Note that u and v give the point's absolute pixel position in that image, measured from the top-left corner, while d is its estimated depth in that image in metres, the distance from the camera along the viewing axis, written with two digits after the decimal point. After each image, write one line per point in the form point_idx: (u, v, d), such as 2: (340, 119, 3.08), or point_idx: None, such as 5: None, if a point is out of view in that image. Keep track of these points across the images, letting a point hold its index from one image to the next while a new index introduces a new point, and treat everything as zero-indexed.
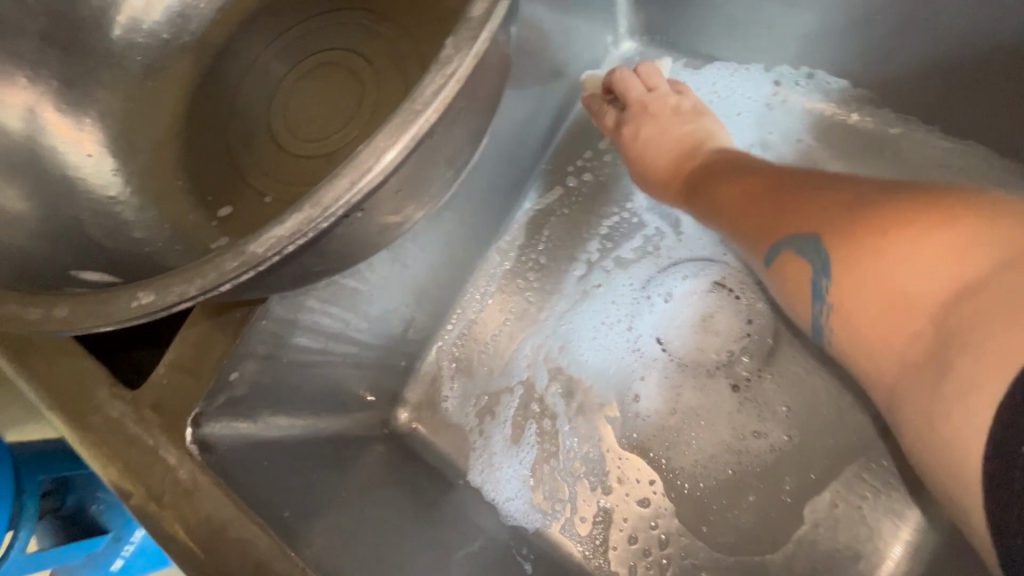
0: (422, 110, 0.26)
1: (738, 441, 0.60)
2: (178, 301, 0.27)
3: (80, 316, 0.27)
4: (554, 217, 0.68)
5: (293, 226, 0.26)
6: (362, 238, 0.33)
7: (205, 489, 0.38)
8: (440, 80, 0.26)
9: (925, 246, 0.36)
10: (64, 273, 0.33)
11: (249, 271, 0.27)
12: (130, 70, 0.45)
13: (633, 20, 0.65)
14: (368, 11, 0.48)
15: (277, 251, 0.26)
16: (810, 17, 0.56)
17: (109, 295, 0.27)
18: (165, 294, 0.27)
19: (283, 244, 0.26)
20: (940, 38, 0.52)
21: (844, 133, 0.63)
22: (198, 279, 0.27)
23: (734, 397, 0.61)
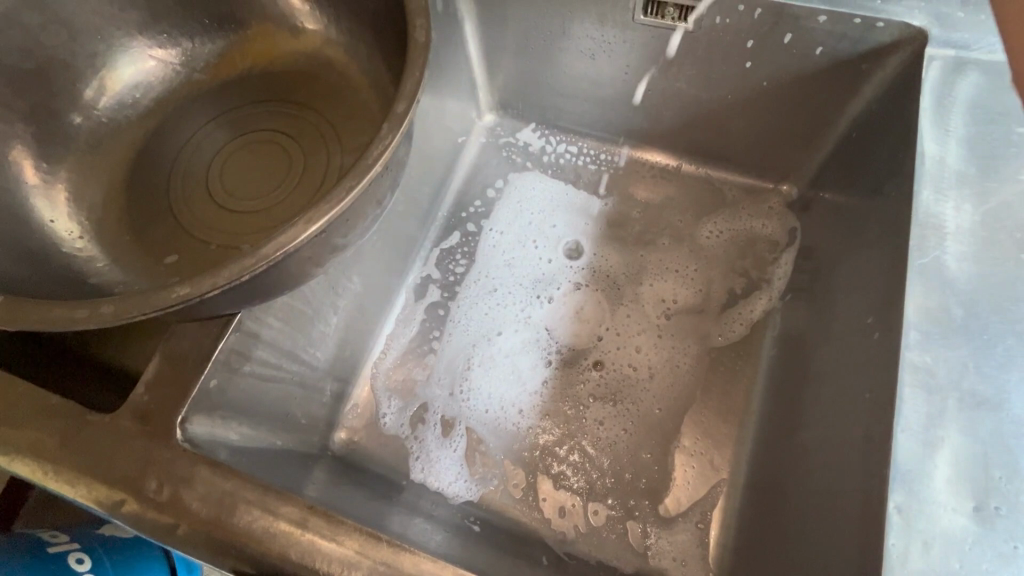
0: (373, 165, 0.38)
1: (564, 406, 0.76)
2: (211, 290, 0.36)
3: (127, 308, 0.34)
4: (448, 249, 0.84)
5: (295, 232, 0.37)
6: (324, 258, 0.44)
7: (199, 475, 0.43)
8: (382, 146, 0.38)
9: None
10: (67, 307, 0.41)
11: (262, 264, 0.36)
12: (74, 151, 0.51)
13: (490, 98, 0.87)
14: (290, 101, 0.56)
15: (285, 250, 0.36)
16: (612, 94, 0.80)
17: (150, 293, 0.35)
18: (199, 286, 0.36)
19: (289, 244, 0.36)
20: (688, 108, 0.78)
21: (650, 169, 0.87)
22: (226, 271, 0.36)
23: (576, 374, 0.77)
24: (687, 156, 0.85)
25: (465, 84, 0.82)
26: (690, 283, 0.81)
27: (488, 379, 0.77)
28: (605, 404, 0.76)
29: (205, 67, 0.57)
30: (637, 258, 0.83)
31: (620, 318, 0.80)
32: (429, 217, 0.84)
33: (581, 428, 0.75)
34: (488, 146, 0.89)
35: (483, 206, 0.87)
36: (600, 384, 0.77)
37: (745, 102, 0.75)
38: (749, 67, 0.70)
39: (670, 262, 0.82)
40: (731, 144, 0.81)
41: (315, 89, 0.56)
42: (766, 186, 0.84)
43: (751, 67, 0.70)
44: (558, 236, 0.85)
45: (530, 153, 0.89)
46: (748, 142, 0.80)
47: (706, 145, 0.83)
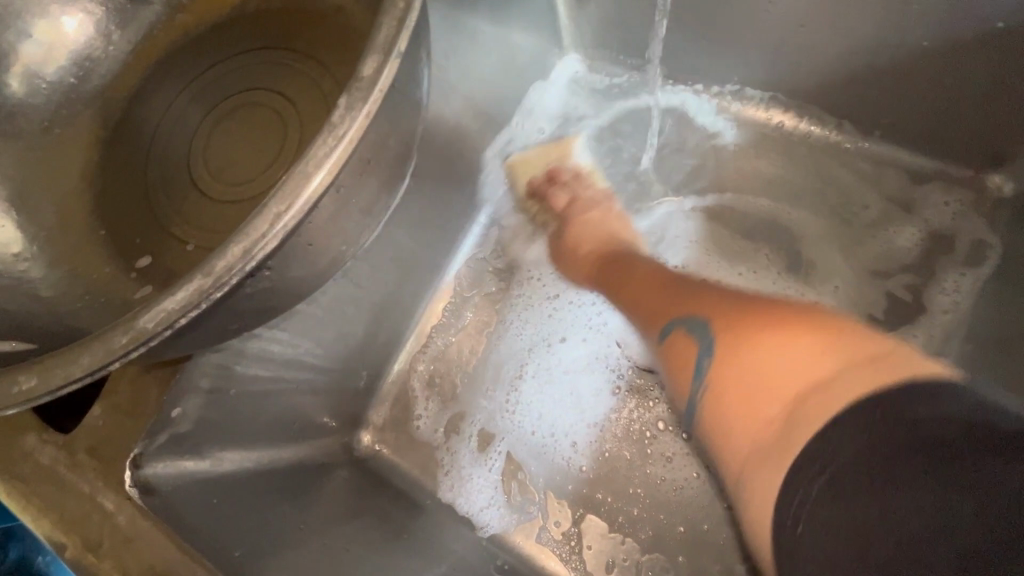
0: (312, 174, 0.25)
1: (633, 444, 0.61)
2: (65, 385, 0.25)
3: None
4: (506, 229, 0.68)
5: (184, 298, 0.25)
6: (289, 284, 0.32)
7: (147, 535, 0.36)
8: (330, 141, 0.26)
9: (792, 347, 0.34)
10: None
11: (140, 348, 0.26)
12: (32, 119, 0.41)
13: (574, 33, 0.66)
14: (290, 51, 0.45)
15: (169, 325, 0.26)
16: (742, 33, 0.57)
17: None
18: (49, 379, 0.26)
19: (173, 318, 0.25)
20: (855, 55, 0.54)
21: (778, 138, 0.64)
22: (85, 357, 0.25)
23: (654, 409, 0.62)
24: (840, 120, 0.61)
25: (540, 17, 0.62)
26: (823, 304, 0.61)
27: (542, 396, 0.64)
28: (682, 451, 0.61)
29: (190, 5, 0.46)
30: (748, 264, 0.63)
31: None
32: (488, 184, 0.67)
33: (652, 476, 0.60)
34: (563, 94, 0.69)
35: (556, 174, 0.69)
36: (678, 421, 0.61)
37: (940, 51, 0.51)
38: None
39: (792, 271, 0.62)
40: (918, 107, 0.56)
41: (319, 32, 0.45)
42: (951, 173, 0.59)
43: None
44: (650, 221, 0.66)
45: (615, 106, 0.69)
46: (938, 109, 0.55)
47: (869, 112, 0.59)
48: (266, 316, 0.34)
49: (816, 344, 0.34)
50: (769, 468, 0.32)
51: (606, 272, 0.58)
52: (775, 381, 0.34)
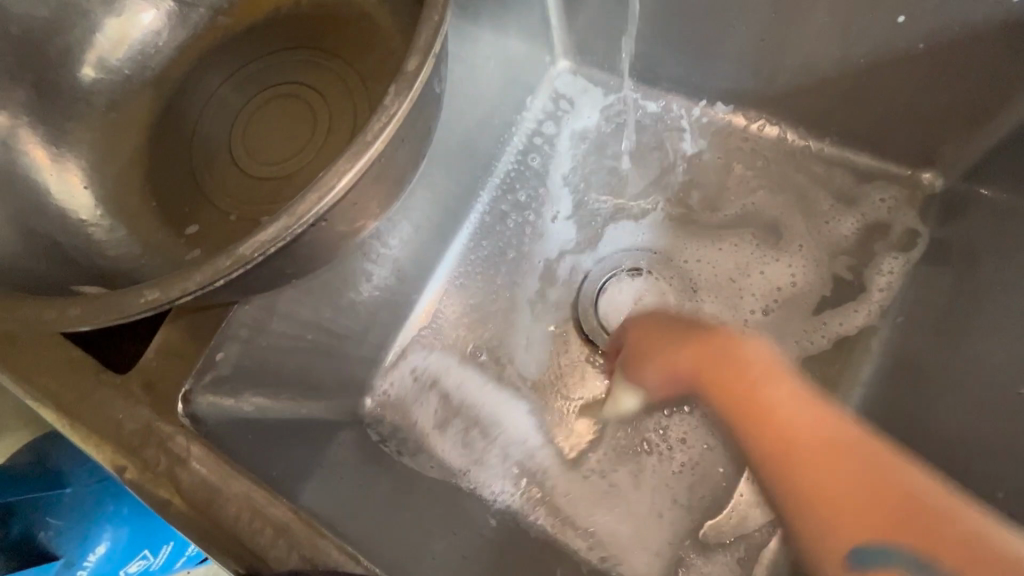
0: (371, 142, 0.33)
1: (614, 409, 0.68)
2: (181, 296, 0.33)
3: (94, 314, 0.33)
4: (500, 216, 0.75)
5: (273, 232, 0.33)
6: (327, 242, 0.39)
7: (199, 454, 0.42)
8: (384, 118, 0.33)
9: (837, 472, 0.45)
10: (67, 290, 0.40)
11: (239, 268, 0.34)
12: (94, 106, 0.49)
13: (565, 41, 0.74)
14: (318, 50, 0.52)
15: (262, 251, 0.33)
16: (712, 45, 0.66)
17: (117, 297, 0.33)
18: (169, 291, 0.33)
19: (266, 246, 0.33)
20: (806, 66, 0.63)
21: (744, 138, 0.73)
22: (197, 275, 0.33)
23: (631, 377, 0.69)
24: (796, 123, 0.70)
25: (535, 26, 0.70)
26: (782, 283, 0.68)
27: (532, 366, 0.70)
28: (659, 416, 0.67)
29: (230, 10, 0.53)
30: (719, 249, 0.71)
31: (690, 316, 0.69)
32: (484, 176, 0.74)
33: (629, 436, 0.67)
34: (552, 95, 0.77)
35: (545, 165, 0.76)
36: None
37: (875, 62, 0.60)
38: (902, 23, 0.56)
39: (757, 257, 0.70)
40: (860, 111, 0.65)
41: (343, 34, 0.52)
42: (890, 171, 0.68)
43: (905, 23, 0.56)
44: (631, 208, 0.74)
45: (601, 108, 0.77)
46: (876, 112, 0.64)
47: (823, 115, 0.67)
48: (307, 271, 0.41)
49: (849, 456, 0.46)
50: (847, 519, 0.43)
51: (712, 368, 0.55)
52: (855, 495, 0.43)
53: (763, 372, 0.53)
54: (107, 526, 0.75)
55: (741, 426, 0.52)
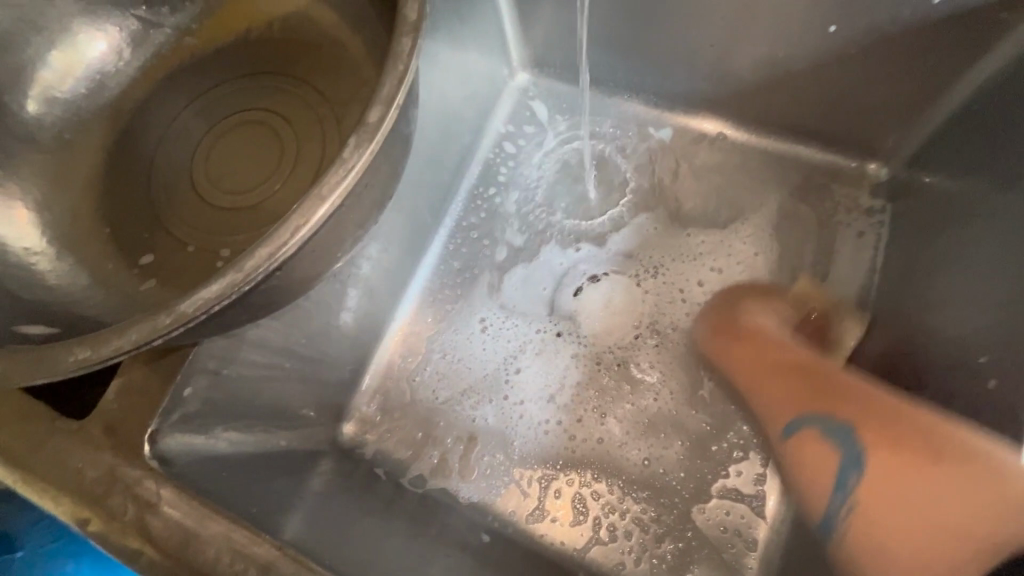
0: (327, 196, 0.32)
1: (596, 416, 0.68)
2: (115, 356, 0.30)
3: (23, 370, 0.30)
4: (470, 229, 0.75)
5: (219, 289, 0.31)
6: (297, 280, 0.37)
7: (165, 501, 0.39)
8: (343, 171, 0.32)
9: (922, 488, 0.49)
10: (10, 329, 0.36)
11: (180, 328, 0.31)
12: (47, 130, 0.47)
13: (523, 55, 0.75)
14: (286, 75, 0.51)
15: (206, 310, 0.31)
16: (666, 58, 0.68)
17: (48, 354, 0.30)
18: (102, 348, 0.30)
19: (209, 305, 0.31)
20: (755, 71, 0.66)
21: (702, 142, 0.75)
22: (133, 333, 0.30)
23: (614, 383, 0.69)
24: (751, 125, 0.73)
25: (495, 40, 0.72)
26: (758, 284, 0.70)
27: (513, 379, 0.69)
28: (625, 398, 0.68)
29: (196, 30, 0.52)
30: (705, 251, 0.72)
31: (668, 295, 0.71)
32: (452, 190, 0.75)
33: (612, 443, 0.67)
34: (519, 108, 0.78)
35: (514, 180, 0.77)
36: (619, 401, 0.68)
37: (816, 66, 0.63)
38: (832, 31, 0.59)
39: (744, 252, 0.72)
40: (810, 110, 0.68)
41: (313, 59, 0.51)
42: (841, 165, 0.71)
43: (835, 32, 0.60)
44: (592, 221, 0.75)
45: (567, 118, 0.78)
46: (823, 113, 0.68)
47: (779, 116, 0.70)
48: (276, 308, 0.39)
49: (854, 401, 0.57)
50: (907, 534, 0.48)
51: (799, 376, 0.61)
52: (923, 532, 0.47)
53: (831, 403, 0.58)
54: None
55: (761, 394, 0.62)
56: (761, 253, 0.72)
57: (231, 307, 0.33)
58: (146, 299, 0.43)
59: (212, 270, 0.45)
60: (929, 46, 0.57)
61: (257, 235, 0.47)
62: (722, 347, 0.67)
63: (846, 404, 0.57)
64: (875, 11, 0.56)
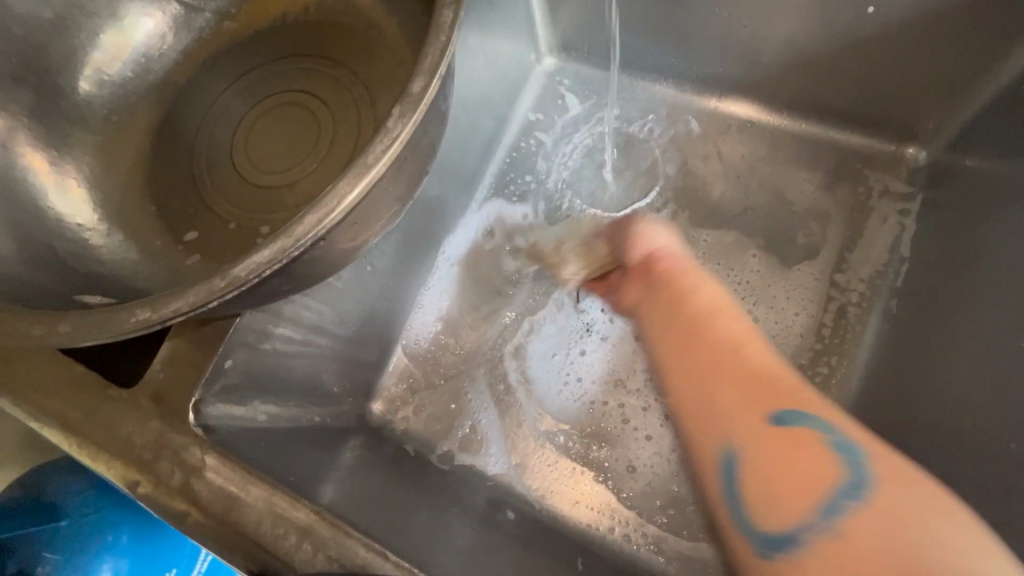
0: (372, 164, 0.32)
1: (621, 399, 0.68)
2: (172, 317, 0.31)
3: (83, 329, 0.31)
4: (496, 213, 0.76)
5: (269, 255, 0.32)
6: (337, 253, 0.39)
7: (212, 465, 0.41)
8: (386, 141, 0.33)
9: (765, 438, 0.37)
10: (71, 299, 0.39)
11: (233, 292, 0.32)
12: (97, 111, 0.49)
13: (552, 37, 0.75)
14: (321, 56, 0.52)
15: (257, 275, 0.32)
16: (699, 37, 0.67)
17: (108, 313, 0.32)
18: (160, 310, 0.31)
19: (260, 269, 0.32)
20: (790, 51, 0.65)
21: (732, 125, 0.74)
22: (188, 297, 0.32)
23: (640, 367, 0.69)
24: (783, 108, 0.71)
25: (525, 22, 0.71)
26: (791, 340, 0.66)
27: (538, 362, 0.70)
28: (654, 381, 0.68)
29: (236, 15, 0.53)
30: (743, 297, 0.69)
31: None
32: (478, 174, 0.76)
33: (638, 427, 0.67)
34: (547, 91, 0.78)
35: (540, 164, 0.77)
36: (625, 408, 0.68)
37: (855, 44, 0.62)
38: (872, 11, 0.58)
39: (784, 299, 0.68)
40: (847, 90, 0.66)
41: (347, 40, 0.52)
42: (877, 149, 0.70)
43: (874, 13, 0.58)
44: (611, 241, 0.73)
45: (594, 102, 0.78)
46: (858, 95, 0.66)
47: (814, 97, 0.69)
48: (316, 281, 0.40)
49: (744, 395, 0.40)
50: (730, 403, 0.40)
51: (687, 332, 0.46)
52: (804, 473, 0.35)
53: (709, 312, 0.47)
54: (107, 558, 0.69)
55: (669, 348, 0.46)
56: (800, 314, 0.67)
57: (279, 277, 0.34)
58: (191, 274, 0.45)
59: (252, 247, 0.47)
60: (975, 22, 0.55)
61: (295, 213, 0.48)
62: (683, 318, 0.48)
63: (756, 352, 0.43)
64: None
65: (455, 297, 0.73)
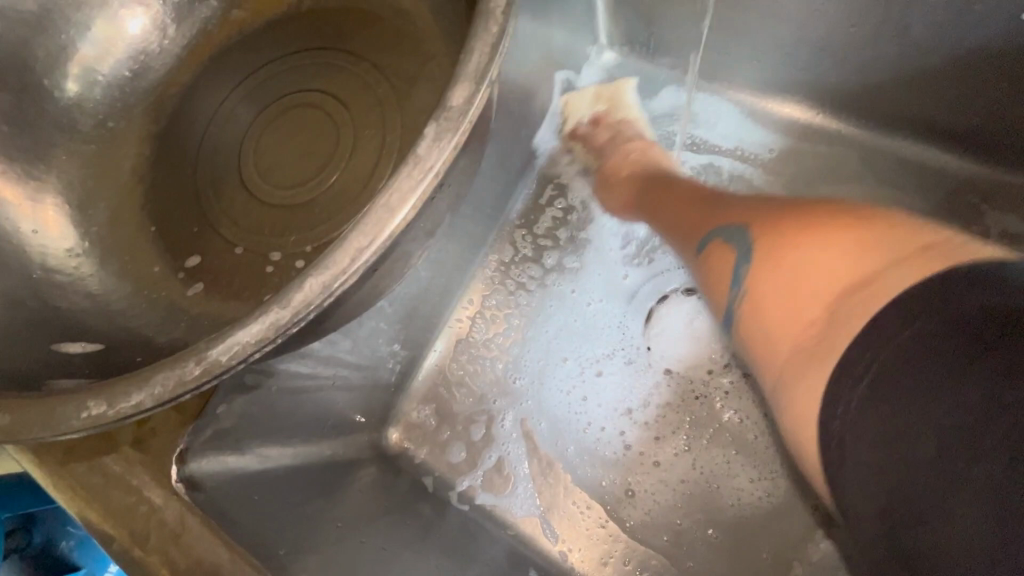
0: (397, 208, 0.25)
1: (663, 452, 0.61)
2: (132, 413, 0.25)
3: (25, 424, 0.25)
4: (536, 226, 0.68)
5: (258, 332, 0.25)
6: (352, 301, 0.32)
7: (196, 531, 0.36)
8: (417, 174, 0.25)
9: (824, 256, 0.34)
10: (50, 348, 0.34)
11: (211, 379, 0.25)
12: (88, 114, 0.43)
13: (610, 30, 0.66)
14: (343, 51, 0.46)
15: (243, 358, 0.25)
16: (792, 35, 0.56)
17: (54, 404, 0.25)
18: (115, 402, 0.25)
19: (247, 352, 0.25)
20: (906, 57, 0.53)
21: (814, 139, 0.63)
22: (154, 385, 0.25)
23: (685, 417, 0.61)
24: (883, 123, 0.60)
25: (581, 11, 0.62)
26: None
27: (570, 401, 0.62)
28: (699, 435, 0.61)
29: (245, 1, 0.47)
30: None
31: None
32: (521, 181, 0.67)
33: (678, 487, 0.60)
34: (600, 90, 0.69)
35: (587, 174, 0.68)
36: (659, 463, 0.60)
37: (994, 55, 0.50)
38: None
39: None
40: (974, 108, 0.54)
41: (374, 32, 0.46)
42: (997, 178, 0.58)
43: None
44: (665, 272, 0.65)
45: (652, 104, 0.68)
46: (984, 117, 0.54)
47: (926, 114, 0.57)
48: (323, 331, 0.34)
49: (829, 234, 0.35)
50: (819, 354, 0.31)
51: (691, 213, 0.51)
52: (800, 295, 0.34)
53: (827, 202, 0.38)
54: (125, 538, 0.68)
55: (765, 272, 0.37)
56: None
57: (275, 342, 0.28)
58: (189, 308, 0.40)
59: (261, 276, 0.42)
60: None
61: (311, 237, 0.43)
62: (695, 214, 0.51)
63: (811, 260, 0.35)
64: None
65: (486, 320, 0.65)
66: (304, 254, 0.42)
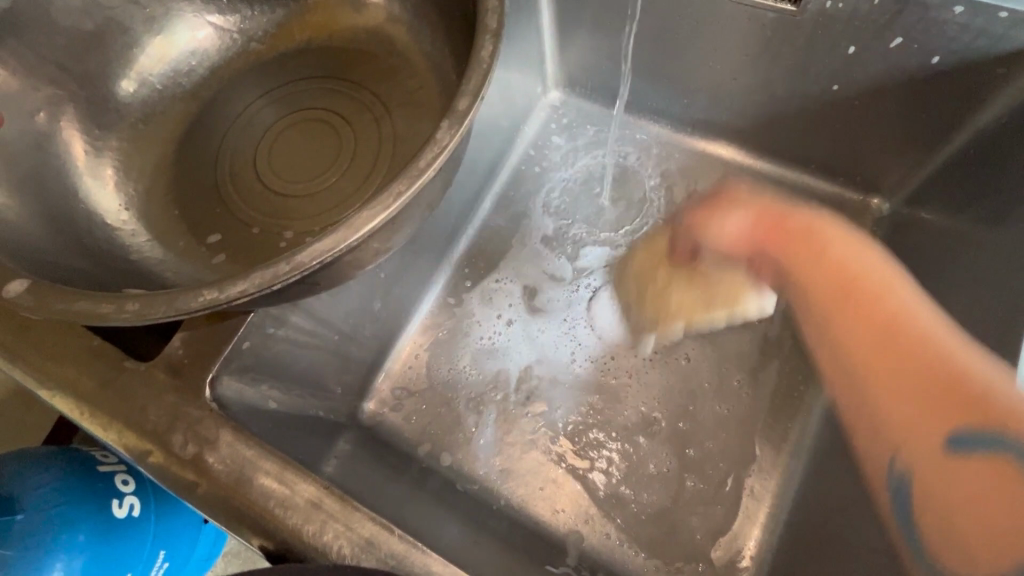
0: (425, 169, 0.36)
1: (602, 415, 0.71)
2: (239, 296, 0.35)
3: (154, 306, 0.34)
4: (494, 229, 0.80)
5: (330, 241, 0.35)
6: (370, 253, 0.42)
7: (222, 439, 0.43)
8: (436, 150, 0.36)
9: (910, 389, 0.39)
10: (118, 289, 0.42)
11: (295, 274, 0.35)
12: (127, 116, 0.54)
13: (557, 76, 0.82)
14: (345, 80, 0.58)
15: (318, 259, 0.35)
16: (695, 83, 0.74)
17: (176, 294, 0.35)
18: (227, 291, 0.35)
19: (323, 253, 0.35)
20: (769, 106, 0.72)
21: (715, 164, 0.81)
22: (254, 278, 0.35)
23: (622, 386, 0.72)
24: (764, 153, 0.78)
25: (531, 59, 0.77)
26: (755, 377, 0.71)
27: (524, 374, 0.73)
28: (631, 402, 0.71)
29: (263, 37, 0.59)
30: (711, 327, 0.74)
31: None
32: (480, 193, 0.80)
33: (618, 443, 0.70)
34: (548, 122, 0.84)
35: (539, 188, 0.82)
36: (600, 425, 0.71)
37: (827, 105, 0.69)
38: (835, 88, 0.67)
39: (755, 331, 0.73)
40: (823, 140, 0.73)
41: (374, 66, 0.58)
42: (847, 197, 0.77)
43: (838, 89, 0.67)
44: (601, 269, 0.78)
45: (589, 135, 0.84)
46: (827, 150, 0.74)
47: (790, 147, 0.76)
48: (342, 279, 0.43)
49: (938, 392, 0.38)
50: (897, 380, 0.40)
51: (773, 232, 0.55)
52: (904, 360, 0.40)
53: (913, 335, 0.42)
54: None
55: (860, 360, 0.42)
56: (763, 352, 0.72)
57: (321, 267, 0.37)
58: (215, 271, 0.49)
59: (275, 249, 0.51)
60: (932, 96, 0.63)
61: (318, 220, 0.53)
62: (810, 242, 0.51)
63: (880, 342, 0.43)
64: (878, 65, 0.63)
65: (452, 307, 0.76)
66: (312, 232, 0.52)
